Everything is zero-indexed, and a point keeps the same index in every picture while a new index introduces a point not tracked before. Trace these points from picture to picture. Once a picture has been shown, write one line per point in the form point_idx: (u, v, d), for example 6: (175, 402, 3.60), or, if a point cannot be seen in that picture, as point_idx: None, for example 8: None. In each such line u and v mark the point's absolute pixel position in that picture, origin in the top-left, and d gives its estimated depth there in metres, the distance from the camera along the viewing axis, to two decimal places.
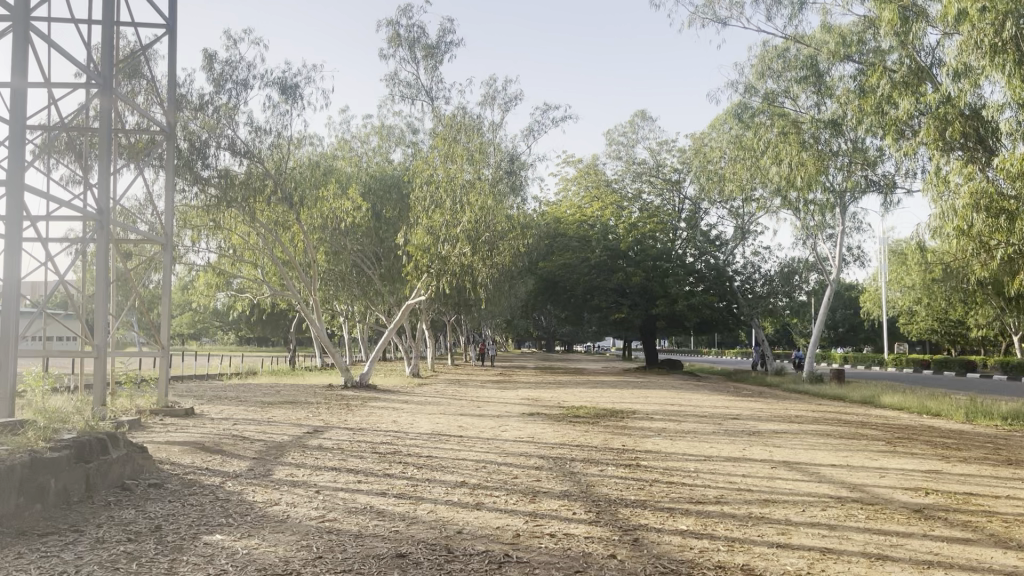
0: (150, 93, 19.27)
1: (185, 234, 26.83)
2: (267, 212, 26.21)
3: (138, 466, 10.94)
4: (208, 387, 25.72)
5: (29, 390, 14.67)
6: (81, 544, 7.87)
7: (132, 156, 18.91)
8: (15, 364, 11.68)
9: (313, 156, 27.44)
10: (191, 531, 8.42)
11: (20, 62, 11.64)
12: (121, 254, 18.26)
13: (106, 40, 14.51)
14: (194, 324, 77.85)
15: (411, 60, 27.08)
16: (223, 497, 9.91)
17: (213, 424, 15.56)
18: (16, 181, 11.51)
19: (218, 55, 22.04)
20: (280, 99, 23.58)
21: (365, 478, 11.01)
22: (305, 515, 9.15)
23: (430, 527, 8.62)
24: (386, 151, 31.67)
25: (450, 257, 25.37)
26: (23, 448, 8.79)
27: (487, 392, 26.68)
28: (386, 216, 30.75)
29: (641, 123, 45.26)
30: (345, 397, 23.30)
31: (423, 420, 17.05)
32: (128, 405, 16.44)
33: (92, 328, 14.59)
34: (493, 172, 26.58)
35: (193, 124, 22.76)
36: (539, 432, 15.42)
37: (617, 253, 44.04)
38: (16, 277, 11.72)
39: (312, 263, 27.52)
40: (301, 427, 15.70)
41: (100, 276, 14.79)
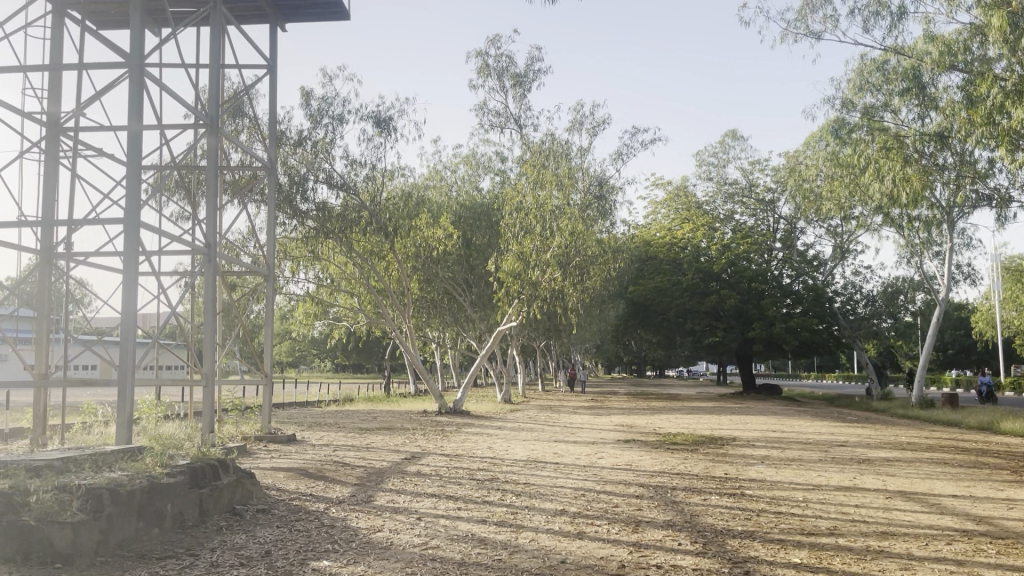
0: (252, 131, 20.16)
1: (285, 265, 27.85)
2: (363, 243, 26.97)
3: (248, 491, 11.25)
4: (308, 414, 26.42)
5: (143, 417, 15.31)
6: (197, 567, 8.13)
7: (236, 192, 19.82)
8: (132, 396, 12.22)
9: (406, 186, 28.08)
10: (300, 557, 8.60)
11: (135, 105, 12.34)
12: (227, 286, 19.03)
13: (213, 82, 15.21)
14: (293, 349, 80.63)
15: (500, 89, 27.44)
16: (328, 523, 10.08)
17: (315, 450, 15.96)
18: (131, 218, 12.16)
19: (315, 92, 22.88)
20: (374, 132, 24.24)
21: (465, 505, 11.03)
22: (408, 541, 9.22)
23: (533, 556, 8.54)
24: (476, 179, 31.95)
25: (541, 283, 25.49)
26: (143, 474, 9.20)
27: (581, 418, 26.48)
28: (477, 244, 31.17)
29: (732, 143, 44.55)
30: (440, 422, 23.57)
31: (518, 447, 17.06)
32: (234, 431, 17.05)
33: (201, 357, 15.17)
34: (583, 196, 26.56)
35: (292, 159, 23.69)
36: (637, 459, 15.18)
37: (710, 276, 43.27)
38: (133, 309, 12.32)
39: (406, 291, 28.05)
40: (399, 453, 15.93)
41: (208, 307, 15.42)
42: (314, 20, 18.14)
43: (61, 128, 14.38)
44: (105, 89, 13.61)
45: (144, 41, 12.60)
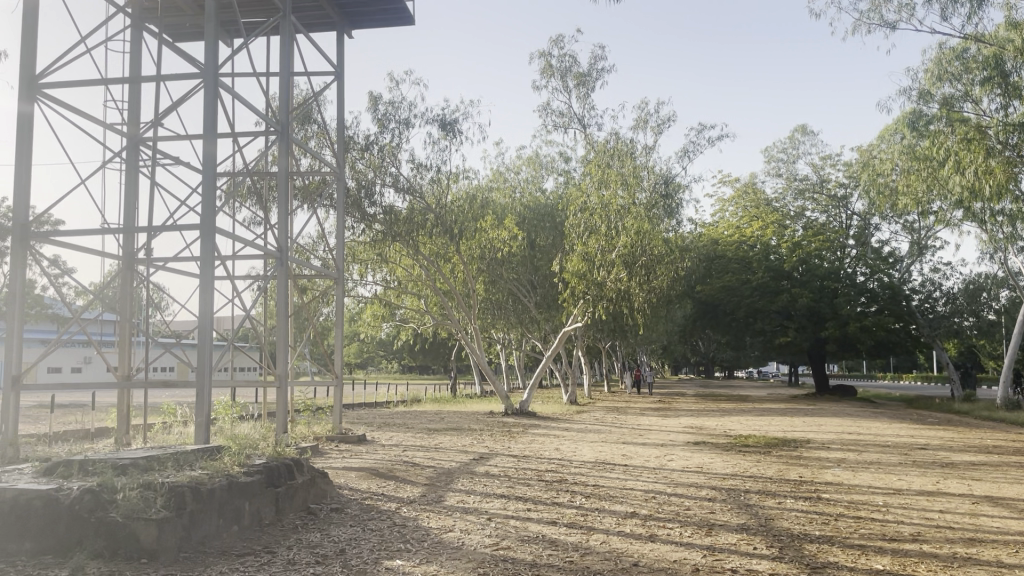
0: (321, 137, 20.62)
1: (353, 268, 28.38)
2: (429, 245, 27.29)
3: (322, 490, 11.46)
4: (377, 415, 26.75)
5: (220, 418, 15.75)
6: (275, 564, 8.31)
7: (306, 197, 20.29)
8: (209, 396, 12.58)
9: (471, 188, 28.29)
10: (374, 556, 8.71)
11: (210, 114, 12.71)
12: (298, 290, 19.47)
13: (283, 90, 15.57)
14: (361, 351, 81.94)
15: (564, 90, 27.40)
16: (400, 522, 10.20)
17: (385, 450, 16.18)
18: (207, 224, 12.52)
19: (383, 97, 23.22)
20: (440, 135, 24.47)
21: (534, 506, 11.01)
22: (479, 542, 9.25)
23: (605, 559, 8.47)
24: (539, 180, 31.97)
25: (607, 284, 25.44)
26: (222, 473, 9.47)
27: (649, 419, 26.23)
28: (541, 245, 31.14)
29: (802, 139, 43.56)
30: (506, 423, 23.65)
31: (586, 448, 16.98)
32: (306, 431, 17.40)
33: (275, 358, 15.54)
34: (648, 195, 26.31)
35: (360, 164, 24.21)
36: (708, 462, 14.95)
37: (780, 274, 42.38)
38: (210, 312, 12.68)
39: (471, 293, 28.22)
40: (467, 454, 16.03)
41: (280, 310, 15.80)
42: (379, 27, 18.40)
43: (140, 138, 14.88)
44: (181, 99, 14.04)
45: (218, 52, 12.96)
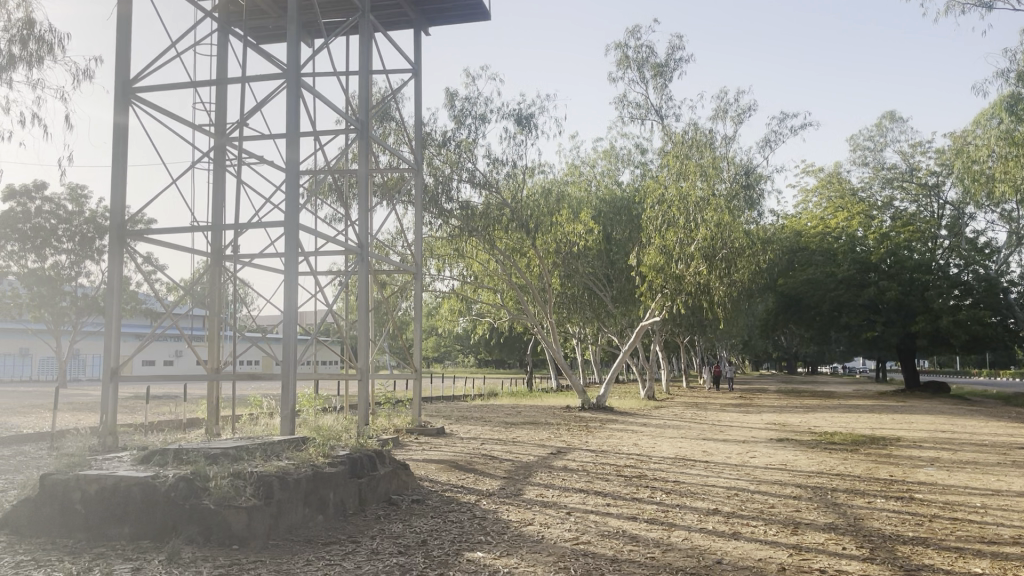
0: (399, 134, 20.98)
1: (431, 263, 28.81)
2: (505, 240, 27.41)
3: (404, 482, 11.65)
4: (456, 408, 27.08)
5: (304, 411, 16.16)
6: (360, 554, 8.46)
7: (385, 193, 20.64)
8: (294, 387, 12.92)
9: (547, 183, 28.28)
10: (455, 547, 8.78)
11: (293, 114, 13.03)
12: (378, 285, 19.79)
13: (363, 89, 15.85)
14: (439, 344, 83.03)
15: (640, 81, 27.08)
16: (480, 514, 10.27)
17: (464, 443, 16.33)
18: (290, 221, 12.85)
19: (459, 94, 23.40)
20: (516, 130, 24.52)
21: (614, 501, 10.94)
22: (559, 536, 9.23)
23: (687, 556, 8.34)
24: (615, 173, 31.82)
25: (685, 276, 24.95)
26: (308, 463, 9.73)
27: (729, 415, 25.76)
28: (618, 239, 30.80)
29: (890, 126, 41.97)
30: (583, 418, 23.53)
31: (665, 444, 16.78)
32: (386, 423, 17.67)
33: (356, 352, 15.86)
34: (728, 186, 25.80)
35: (437, 160, 24.59)
36: (793, 459, 14.58)
37: (867, 267, 41.05)
38: (294, 307, 13.01)
39: (547, 287, 28.23)
40: (545, 448, 16.02)
41: (361, 305, 16.07)
42: (454, 22, 18.55)
43: (227, 138, 15.37)
44: (265, 100, 14.43)
45: (300, 52, 13.27)
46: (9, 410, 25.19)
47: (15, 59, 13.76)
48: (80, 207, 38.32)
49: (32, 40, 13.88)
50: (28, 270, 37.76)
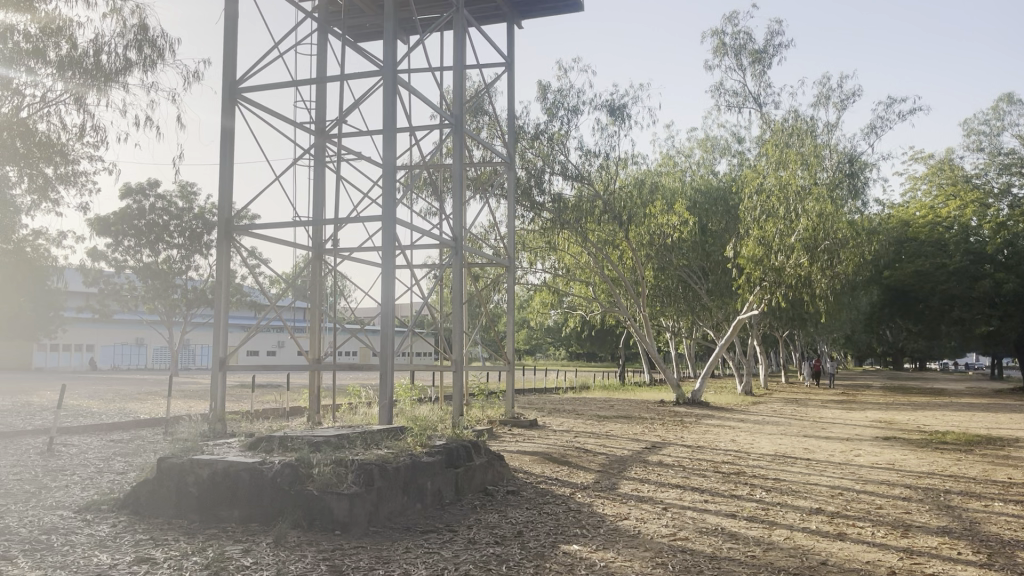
0: (492, 128, 21.17)
1: (523, 256, 28.97)
2: (597, 232, 27.27)
3: (499, 473, 11.74)
4: (548, 400, 27.19)
5: (400, 401, 16.50)
6: (457, 543, 8.57)
7: (478, 186, 20.88)
8: (392, 378, 13.19)
9: (639, 174, 27.97)
10: (550, 540, 8.79)
11: (389, 110, 13.28)
12: (471, 278, 20.03)
13: (457, 83, 16.02)
14: (531, 336, 83.40)
15: (738, 68, 26.42)
16: (575, 507, 10.26)
17: (557, 436, 16.35)
18: (387, 215, 13.12)
19: (552, 86, 23.37)
20: (609, 120, 24.33)
21: (712, 498, 10.73)
22: (656, 531, 9.12)
23: (790, 556, 8.11)
24: (711, 163, 31.62)
25: (785, 269, 24.33)
26: (405, 452, 9.94)
27: (831, 412, 24.91)
28: (713, 230, 30.13)
29: (1008, 108, 39.63)
30: (678, 412, 23.16)
31: (764, 440, 16.36)
32: (480, 414, 17.87)
33: (450, 344, 16.06)
34: (831, 174, 24.90)
35: (529, 154, 24.77)
36: (901, 458, 13.98)
37: (982, 258, 38.87)
38: (392, 300, 13.27)
39: (640, 280, 27.95)
40: (639, 442, 15.86)
41: (455, 297, 16.29)
42: (546, 14, 18.51)
43: (326, 135, 15.79)
44: (363, 97, 14.73)
45: (397, 49, 13.51)
46: (128, 396, 26.66)
47: (131, 63, 14.51)
48: (190, 204, 40.14)
49: (147, 44, 14.60)
50: (143, 264, 39.84)
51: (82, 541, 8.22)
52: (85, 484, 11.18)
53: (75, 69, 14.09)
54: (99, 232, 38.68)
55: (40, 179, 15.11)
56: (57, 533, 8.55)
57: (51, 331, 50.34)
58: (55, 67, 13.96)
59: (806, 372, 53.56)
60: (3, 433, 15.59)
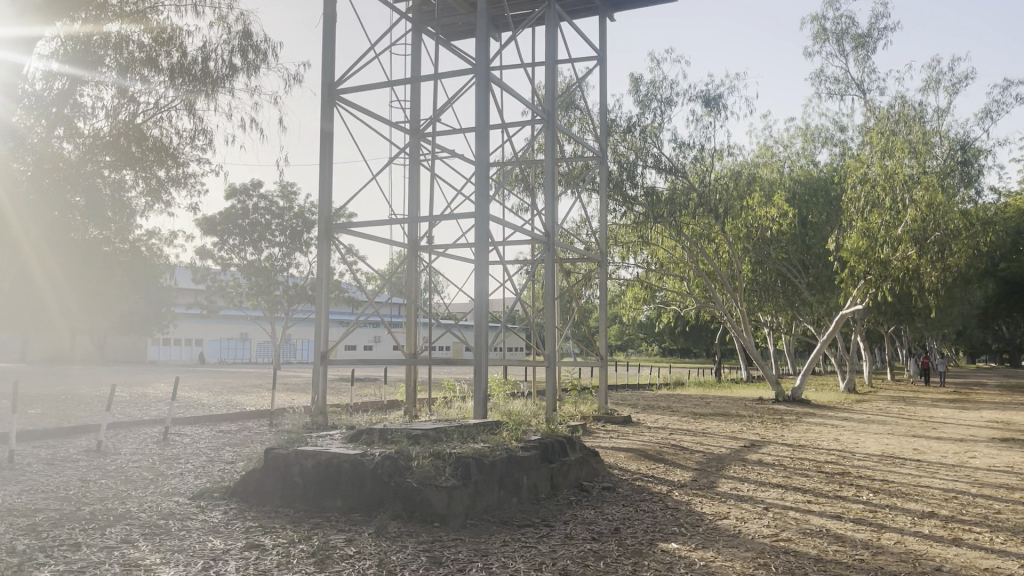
0: (584, 122, 21.14)
1: (615, 251, 28.80)
2: (692, 226, 26.79)
3: (594, 469, 11.70)
4: (643, 396, 26.90)
5: (494, 395, 16.65)
6: (553, 538, 8.58)
7: (570, 181, 20.83)
8: (486, 373, 13.32)
9: (736, 166, 27.35)
10: (648, 537, 8.70)
11: (483, 107, 13.39)
12: (564, 273, 19.97)
13: (549, 79, 16.02)
14: (623, 330, 82.81)
15: (840, 54, 25.49)
16: (672, 505, 10.12)
17: (653, 432, 16.14)
18: (480, 212, 13.23)
19: (644, 78, 23.09)
20: (704, 112, 23.87)
21: (815, 498, 10.40)
22: (758, 532, 8.89)
23: (902, 561, 7.77)
24: (812, 153, 30.71)
25: (892, 262, 23.34)
26: (502, 447, 10.01)
27: (941, 411, 23.75)
28: (814, 222, 29.18)
29: None
30: (777, 410, 22.55)
31: (870, 440, 15.74)
32: (573, 409, 17.87)
33: (543, 339, 16.09)
34: (942, 162, 23.75)
35: (622, 147, 24.70)
36: (1020, 462, 13.20)
37: None
38: (486, 296, 13.38)
39: (737, 275, 27.32)
40: (737, 440, 15.51)
41: (548, 293, 16.29)
42: (639, 5, 18.27)
43: (421, 133, 16.04)
44: (456, 94, 14.90)
45: (489, 47, 13.60)
46: (235, 388, 27.77)
47: (236, 68, 15.09)
48: (290, 203, 41.48)
49: (250, 49, 15.16)
50: (248, 262, 41.45)
51: (196, 527, 8.62)
52: (198, 472, 11.73)
53: (184, 76, 14.76)
54: (206, 231, 40.47)
55: (154, 181, 15.88)
56: (174, 519, 9.00)
57: (163, 326, 52.98)
58: (167, 74, 14.66)
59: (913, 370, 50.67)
60: (124, 423, 16.53)
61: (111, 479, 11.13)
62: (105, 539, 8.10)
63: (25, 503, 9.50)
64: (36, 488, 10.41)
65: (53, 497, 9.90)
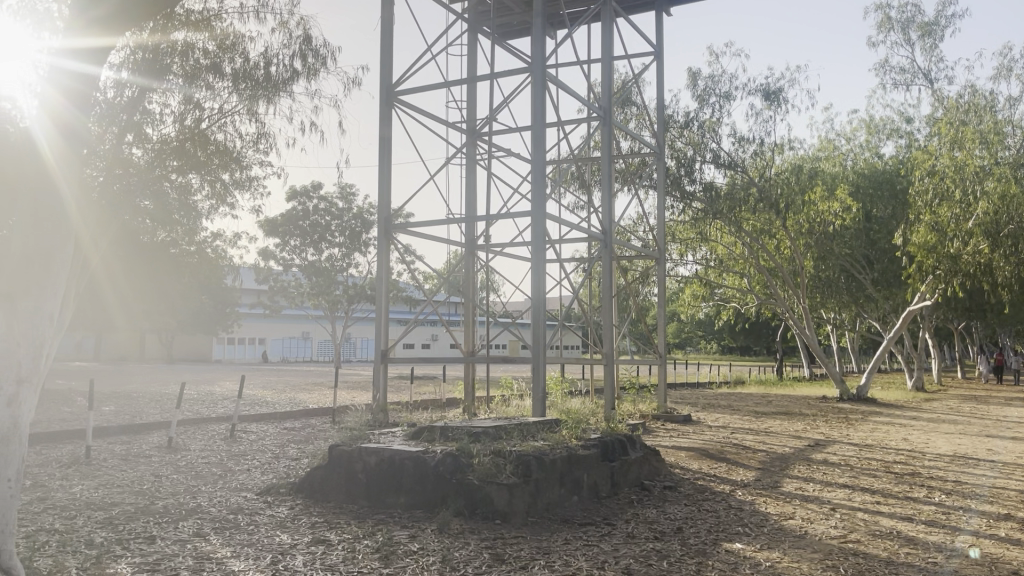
0: (640, 118, 21.02)
1: (673, 248, 28.54)
2: (752, 222, 26.36)
3: (655, 467, 11.61)
4: (702, 395, 26.58)
5: (552, 394, 16.65)
6: (615, 537, 8.54)
7: (627, 178, 20.72)
8: (544, 371, 13.32)
9: (797, 160, 26.81)
10: (711, 537, 8.60)
11: (539, 106, 13.40)
12: (621, 271, 19.84)
13: (606, 76, 15.94)
14: (682, 328, 81.93)
15: (905, 44, 24.79)
16: (736, 505, 9.98)
17: (714, 431, 15.94)
18: (537, 210, 13.25)
19: (702, 72, 22.80)
20: (764, 105, 23.47)
21: (884, 500, 10.14)
22: (825, 533, 8.72)
23: (977, 564, 7.53)
24: (877, 146, 29.96)
25: (962, 256, 22.57)
26: (562, 445, 10.02)
27: (1015, 411, 22.92)
28: (878, 216, 28.42)
29: None
30: (842, 409, 22.04)
31: (940, 440, 15.27)
32: (632, 408, 17.78)
33: (601, 338, 16.01)
34: (1015, 152, 22.89)
35: (680, 142, 24.50)
36: None
37: None
38: (544, 295, 13.38)
39: (799, 272, 26.76)
40: (801, 440, 15.21)
41: (606, 291, 16.19)
42: None
43: (477, 133, 16.12)
44: (513, 93, 14.92)
45: (546, 46, 13.60)
46: (297, 387, 28.33)
47: (297, 72, 15.37)
48: (349, 204, 42.10)
49: (310, 54, 15.43)
50: (308, 262, 42.24)
51: (264, 522, 8.82)
52: (264, 468, 12.01)
53: (247, 81, 15.04)
54: (268, 232, 41.36)
55: (219, 184, 16.36)
56: (242, 513, 9.22)
57: (228, 326, 54.32)
58: (231, 80, 15.00)
59: (985, 366, 48.10)
60: (193, 420, 17.02)
61: (182, 475, 11.47)
62: (178, 533, 8.35)
63: (102, 497, 9.84)
64: (112, 482, 10.79)
65: (128, 491, 10.26)
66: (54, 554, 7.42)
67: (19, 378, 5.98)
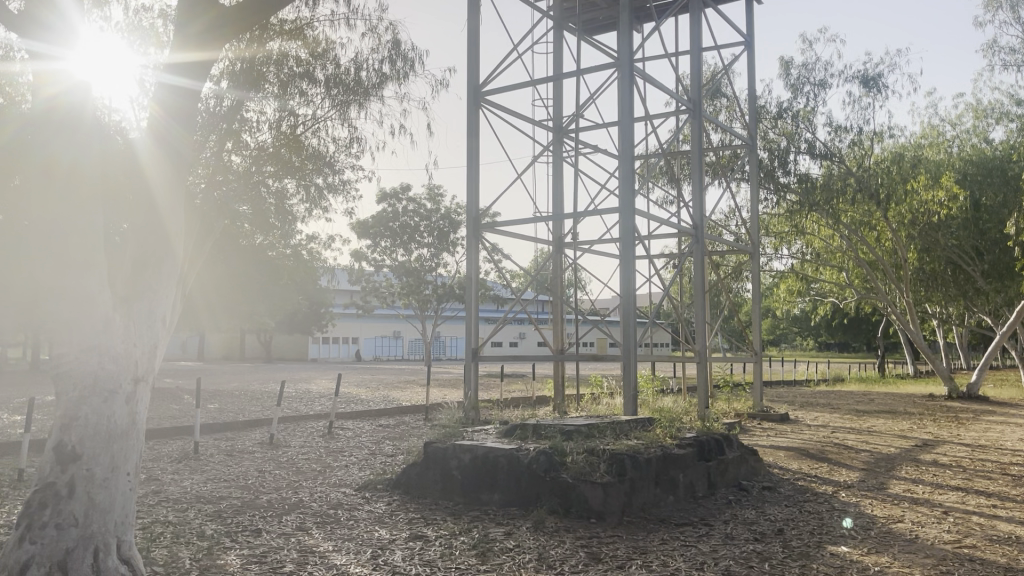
0: (731, 110, 20.56)
1: (766, 242, 27.83)
2: (851, 213, 25.41)
3: (752, 467, 11.32)
4: (800, 393, 25.81)
5: (644, 392, 16.45)
6: (714, 538, 8.36)
7: (718, 171, 20.30)
8: (635, 369, 13.17)
9: (897, 148, 25.71)
10: (814, 540, 8.33)
11: (627, 100, 13.26)
12: (714, 267, 19.45)
13: (694, 68, 15.65)
14: (776, 323, 79.69)
15: (1015, 22, 23.43)
16: (841, 507, 9.64)
17: (814, 431, 15.43)
18: (625, 206, 13.11)
19: (796, 60, 22.12)
20: (862, 92, 22.59)
21: (1001, 503, 9.61)
22: (936, 537, 8.33)
23: None
24: (985, 131, 28.51)
25: None
26: (657, 444, 9.87)
27: None
28: (988, 204, 26.92)
29: None
30: (952, 408, 20.99)
31: None
32: (727, 407, 17.41)
33: (693, 334, 15.71)
34: None
35: (773, 133, 23.91)
36: None
37: None
38: (633, 292, 13.21)
39: (903, 265, 25.56)
40: (908, 440, 14.56)
41: (698, 288, 15.85)
42: None
43: (564, 131, 16.09)
44: (600, 90, 14.86)
45: (632, 41, 13.47)
46: (391, 385, 28.92)
47: (387, 76, 15.67)
48: (437, 205, 42.61)
49: (399, 58, 15.70)
50: (399, 263, 43.03)
51: (363, 517, 9.02)
52: (362, 465, 12.29)
53: (339, 87, 15.45)
54: (361, 234, 42.35)
55: (315, 189, 16.84)
56: (342, 509, 9.44)
57: (323, 326, 55.90)
58: (323, 86, 15.41)
59: None
60: (292, 417, 17.56)
61: (284, 470, 11.85)
62: (282, 526, 8.62)
63: (210, 491, 10.26)
64: (219, 477, 11.25)
65: (234, 485, 10.66)
66: (169, 544, 7.76)
67: (135, 377, 6.21)
